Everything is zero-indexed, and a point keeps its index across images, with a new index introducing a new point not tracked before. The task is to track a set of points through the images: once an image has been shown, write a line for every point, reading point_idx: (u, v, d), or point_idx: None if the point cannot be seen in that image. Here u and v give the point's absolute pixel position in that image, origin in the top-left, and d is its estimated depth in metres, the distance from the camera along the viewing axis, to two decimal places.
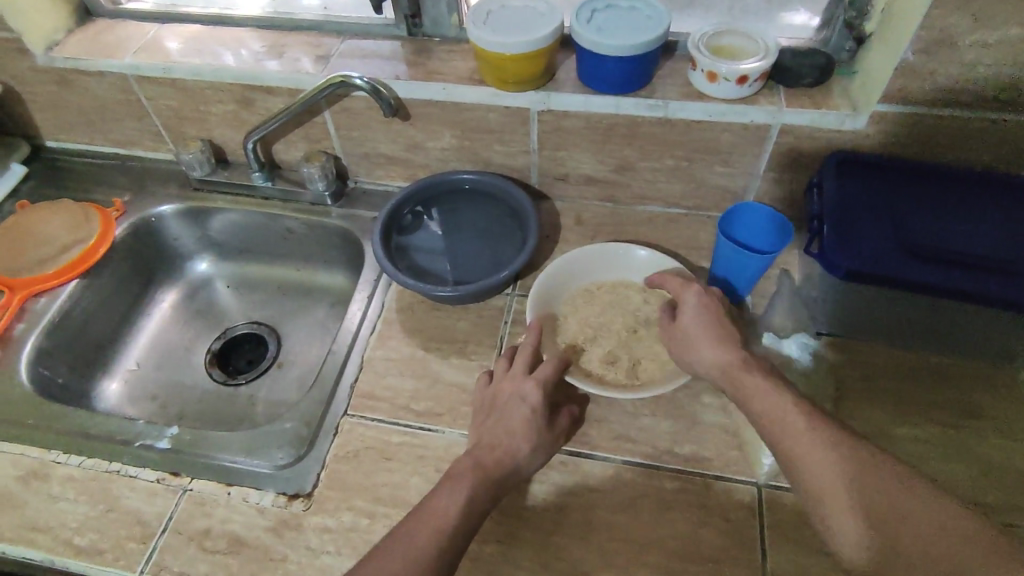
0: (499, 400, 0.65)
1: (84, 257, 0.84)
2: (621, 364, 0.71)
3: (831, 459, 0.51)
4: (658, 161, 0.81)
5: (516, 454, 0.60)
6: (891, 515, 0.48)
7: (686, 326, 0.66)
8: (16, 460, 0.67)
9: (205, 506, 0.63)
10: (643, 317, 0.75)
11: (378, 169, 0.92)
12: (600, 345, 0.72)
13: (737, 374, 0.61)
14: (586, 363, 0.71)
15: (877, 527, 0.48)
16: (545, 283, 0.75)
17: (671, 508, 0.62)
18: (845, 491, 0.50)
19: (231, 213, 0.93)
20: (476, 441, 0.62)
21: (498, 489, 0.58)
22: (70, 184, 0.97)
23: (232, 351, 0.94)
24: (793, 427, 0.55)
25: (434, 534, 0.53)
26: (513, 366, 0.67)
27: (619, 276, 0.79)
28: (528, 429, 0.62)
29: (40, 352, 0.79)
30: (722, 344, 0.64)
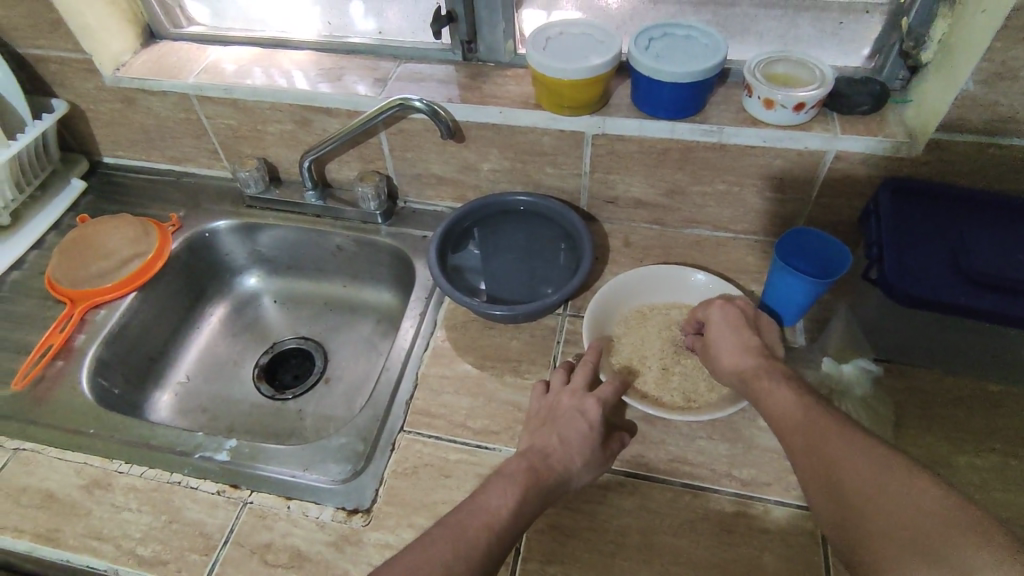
0: (556, 411, 0.65)
1: (142, 271, 0.86)
2: (677, 387, 0.71)
3: (841, 451, 0.52)
4: (710, 186, 0.82)
5: (569, 465, 0.60)
6: (900, 510, 0.46)
7: (717, 332, 0.69)
8: (80, 468, 0.68)
9: (265, 518, 0.64)
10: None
11: (428, 189, 0.93)
12: (655, 365, 0.73)
13: (767, 380, 0.62)
14: (642, 385, 0.71)
15: (875, 515, 0.47)
16: (600, 306, 0.76)
17: (733, 532, 0.61)
18: (851, 478, 0.50)
19: (281, 230, 0.95)
20: (529, 446, 0.62)
21: (545, 500, 0.58)
22: (127, 200, 0.99)
23: (279, 365, 0.95)
24: (803, 422, 0.56)
25: (486, 531, 0.53)
26: (572, 381, 0.67)
27: (671, 299, 0.80)
28: (581, 442, 0.61)
29: (99, 363, 0.80)
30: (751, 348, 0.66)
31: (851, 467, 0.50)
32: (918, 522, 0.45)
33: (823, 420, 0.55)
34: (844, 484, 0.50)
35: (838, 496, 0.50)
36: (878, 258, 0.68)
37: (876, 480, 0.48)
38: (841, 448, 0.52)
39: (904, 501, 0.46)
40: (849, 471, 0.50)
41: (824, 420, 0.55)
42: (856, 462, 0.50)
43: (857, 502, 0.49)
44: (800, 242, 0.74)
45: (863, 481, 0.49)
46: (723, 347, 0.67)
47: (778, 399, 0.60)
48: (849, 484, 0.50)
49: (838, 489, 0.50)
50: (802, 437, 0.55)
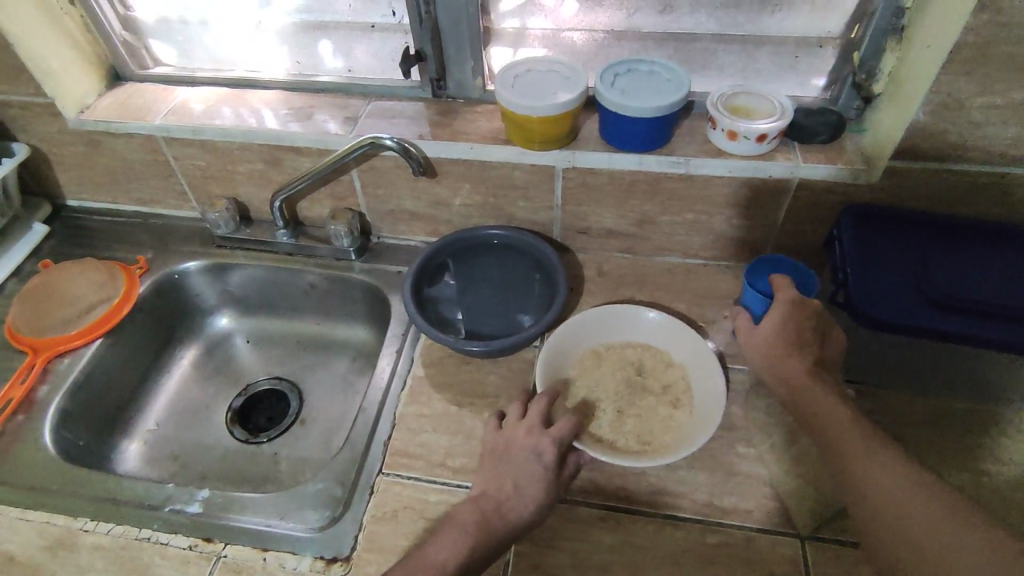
0: (512, 450, 0.64)
1: (109, 316, 0.84)
2: (630, 430, 0.69)
3: (860, 442, 0.56)
4: (678, 215, 0.83)
5: (520, 511, 0.60)
6: (905, 509, 0.51)
7: (760, 339, 0.68)
8: (42, 528, 0.65)
9: (241, 573, 0.62)
10: (653, 382, 0.75)
11: (401, 225, 0.93)
12: (610, 408, 0.71)
13: (806, 392, 0.62)
14: (596, 427, 0.70)
15: (886, 512, 0.52)
16: (554, 347, 0.75)
17: (716, 562, 0.61)
18: (861, 475, 0.55)
19: (251, 269, 0.94)
20: (480, 491, 0.61)
21: (495, 548, 0.58)
22: (92, 243, 0.97)
23: (253, 408, 0.93)
24: (828, 409, 0.60)
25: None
26: (526, 420, 0.65)
27: (627, 336, 0.79)
28: (534, 486, 0.61)
29: (63, 415, 0.77)
30: (792, 356, 0.65)
31: (923, 521, 0.50)
32: (929, 526, 0.49)
33: (841, 415, 0.59)
34: (911, 533, 0.50)
35: (900, 539, 0.50)
36: (844, 283, 0.70)
37: (897, 480, 0.53)
38: (912, 491, 0.51)
39: (908, 503, 0.51)
40: (920, 520, 0.50)
41: (846, 415, 0.59)
42: (931, 515, 0.50)
43: (927, 556, 0.48)
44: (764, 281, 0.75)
45: (935, 535, 0.49)
46: (765, 355, 0.67)
47: (841, 421, 0.59)
48: (914, 534, 0.50)
49: (866, 489, 0.54)
50: (861, 467, 0.55)
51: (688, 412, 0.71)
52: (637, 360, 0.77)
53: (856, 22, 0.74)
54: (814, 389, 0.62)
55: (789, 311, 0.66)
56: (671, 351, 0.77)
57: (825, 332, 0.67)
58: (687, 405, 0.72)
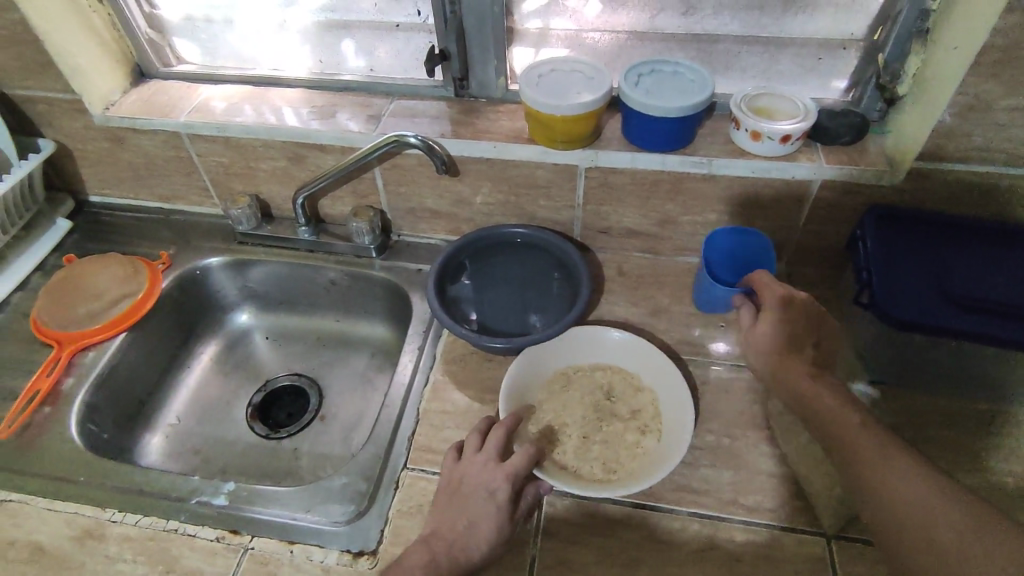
0: (465, 485, 0.62)
1: (131, 312, 0.84)
2: (596, 457, 0.69)
3: (868, 441, 0.55)
4: (700, 215, 0.84)
5: (472, 548, 0.58)
6: (916, 509, 0.49)
7: (759, 336, 0.68)
8: (71, 519, 0.66)
9: (268, 565, 0.62)
10: (621, 406, 0.74)
11: (421, 223, 0.93)
12: (575, 434, 0.71)
13: (808, 393, 0.62)
14: (560, 454, 0.69)
15: (897, 512, 0.50)
16: (522, 370, 0.74)
17: (742, 561, 0.61)
18: (871, 475, 0.53)
19: (272, 265, 0.95)
20: (432, 531, 0.60)
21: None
22: (114, 239, 0.98)
23: (272, 404, 0.93)
24: (835, 412, 0.59)
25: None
26: (482, 453, 0.64)
27: (595, 359, 0.79)
28: (488, 525, 0.59)
29: (88, 408, 0.78)
30: (789, 353, 0.66)
31: (944, 522, 0.47)
32: (942, 525, 0.47)
33: (846, 417, 0.58)
34: (932, 536, 0.47)
35: (921, 545, 0.48)
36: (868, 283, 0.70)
37: (907, 478, 0.51)
38: (931, 492, 0.49)
39: (919, 502, 0.49)
40: (939, 522, 0.48)
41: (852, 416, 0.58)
42: (951, 515, 0.47)
43: (950, 560, 0.46)
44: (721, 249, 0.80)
45: (956, 538, 0.46)
46: (757, 351, 0.68)
47: (852, 426, 0.57)
48: (936, 536, 0.47)
49: (876, 489, 0.52)
50: (875, 470, 0.53)
51: (656, 438, 0.71)
52: (605, 383, 0.77)
53: (879, 24, 0.75)
54: (818, 390, 0.61)
55: (783, 308, 0.67)
56: (640, 372, 0.77)
57: (819, 329, 0.68)
58: (656, 430, 0.71)
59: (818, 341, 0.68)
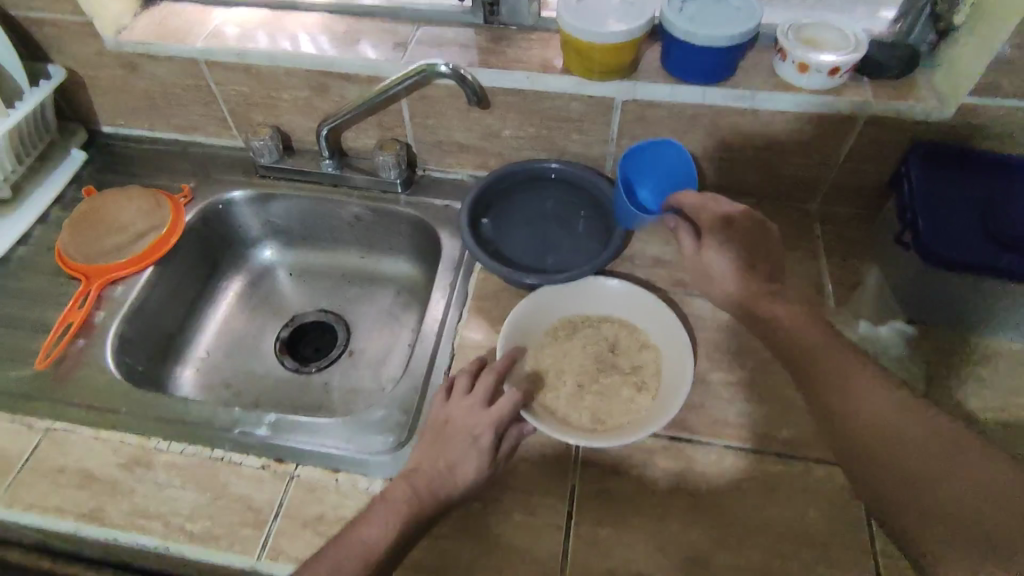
0: (451, 427, 0.63)
1: (156, 247, 0.83)
2: (588, 406, 0.69)
3: (852, 378, 0.59)
4: (737, 152, 0.82)
5: (453, 487, 0.59)
6: (900, 442, 0.55)
7: (710, 261, 0.71)
8: (117, 446, 0.67)
9: (315, 491, 0.64)
10: (623, 359, 0.73)
11: (447, 157, 0.91)
12: (571, 381, 0.71)
13: (787, 324, 0.65)
14: (552, 403, 0.69)
15: (885, 445, 0.55)
16: (525, 312, 0.74)
17: (775, 490, 0.63)
18: (856, 411, 0.58)
19: (295, 199, 0.93)
20: (414, 467, 0.61)
21: (431, 519, 0.58)
22: (132, 172, 0.95)
23: (299, 339, 0.94)
24: (816, 348, 0.63)
25: (359, 560, 0.54)
26: (469, 397, 0.64)
27: (602, 311, 0.78)
28: (468, 465, 0.60)
29: (122, 340, 0.78)
30: (741, 271, 0.69)
31: (910, 444, 0.54)
32: (924, 455, 0.53)
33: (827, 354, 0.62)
34: (899, 458, 0.54)
35: (888, 464, 0.55)
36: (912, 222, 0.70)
37: (890, 411, 0.56)
38: (898, 417, 0.56)
39: (903, 436, 0.55)
40: (908, 450, 0.54)
41: (833, 352, 0.62)
42: (916, 438, 0.54)
43: (913, 478, 0.53)
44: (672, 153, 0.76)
45: (918, 457, 0.53)
46: (707, 273, 0.71)
47: (829, 353, 0.62)
48: (902, 458, 0.54)
49: (862, 424, 0.57)
50: (849, 397, 0.58)
51: (652, 393, 0.70)
52: (612, 336, 0.75)
53: None
54: (793, 324, 0.65)
55: (723, 228, 0.70)
56: (644, 326, 0.76)
57: (766, 241, 0.71)
58: (652, 387, 0.70)
59: (767, 254, 0.70)
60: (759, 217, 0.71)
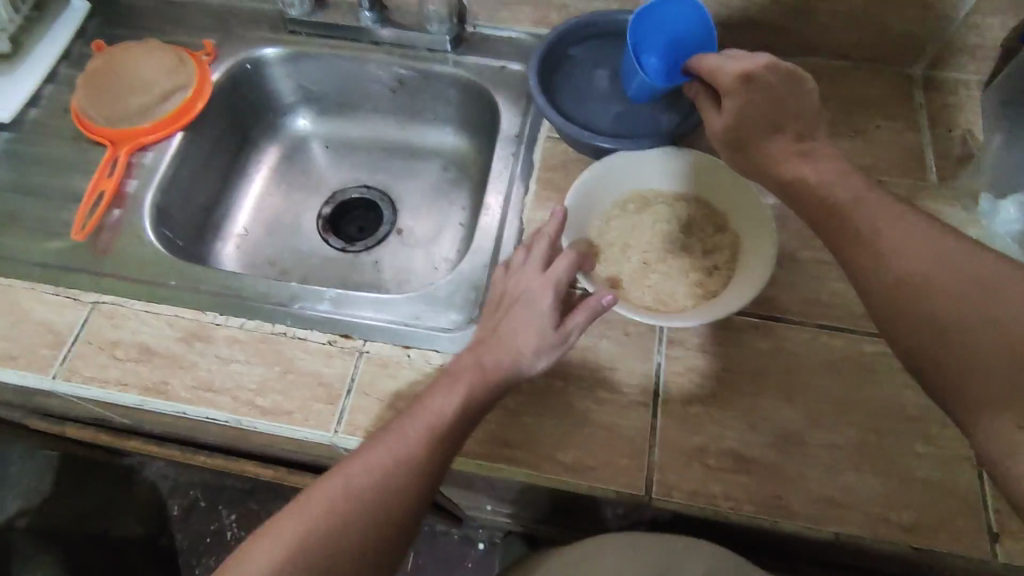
0: (508, 296, 0.58)
1: (183, 109, 0.75)
2: (652, 286, 0.63)
3: (898, 225, 0.50)
4: (844, 1, 0.71)
5: (518, 356, 0.54)
6: (943, 289, 0.46)
7: (736, 127, 0.59)
8: (172, 321, 0.63)
9: (387, 367, 0.60)
10: (695, 242, 0.65)
11: (504, 9, 0.80)
12: (637, 258, 0.64)
13: (829, 185, 0.55)
14: (616, 279, 0.63)
15: (923, 300, 0.47)
16: (597, 176, 0.65)
17: (871, 370, 0.60)
18: (897, 263, 0.49)
19: (330, 58, 0.83)
20: (478, 339, 0.56)
21: (500, 391, 0.53)
22: (143, 25, 0.84)
23: (342, 217, 0.88)
24: (852, 198, 0.53)
25: (428, 436, 0.50)
26: (529, 261, 0.59)
27: (674, 189, 0.68)
28: (532, 329, 0.55)
29: (160, 211, 0.72)
30: (766, 137, 0.58)
31: (944, 286, 0.46)
32: (964, 302, 0.45)
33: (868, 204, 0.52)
34: (930, 304, 0.46)
35: (917, 314, 0.47)
36: None
37: (935, 261, 0.48)
38: (928, 256, 0.48)
39: (946, 286, 0.46)
40: (949, 297, 0.46)
41: (875, 200, 0.53)
42: (953, 280, 0.46)
43: (946, 325, 0.46)
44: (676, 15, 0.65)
45: (957, 301, 0.46)
46: (733, 146, 0.60)
47: (867, 202, 0.53)
48: (935, 304, 0.46)
49: (897, 276, 0.48)
50: (873, 243, 0.51)
51: (723, 281, 0.62)
52: (685, 218, 0.67)
53: None
54: (834, 183, 0.55)
55: (745, 89, 0.58)
56: (720, 206, 0.67)
57: (794, 95, 0.58)
58: (726, 272, 0.63)
59: (797, 109, 0.58)
60: (787, 66, 0.58)
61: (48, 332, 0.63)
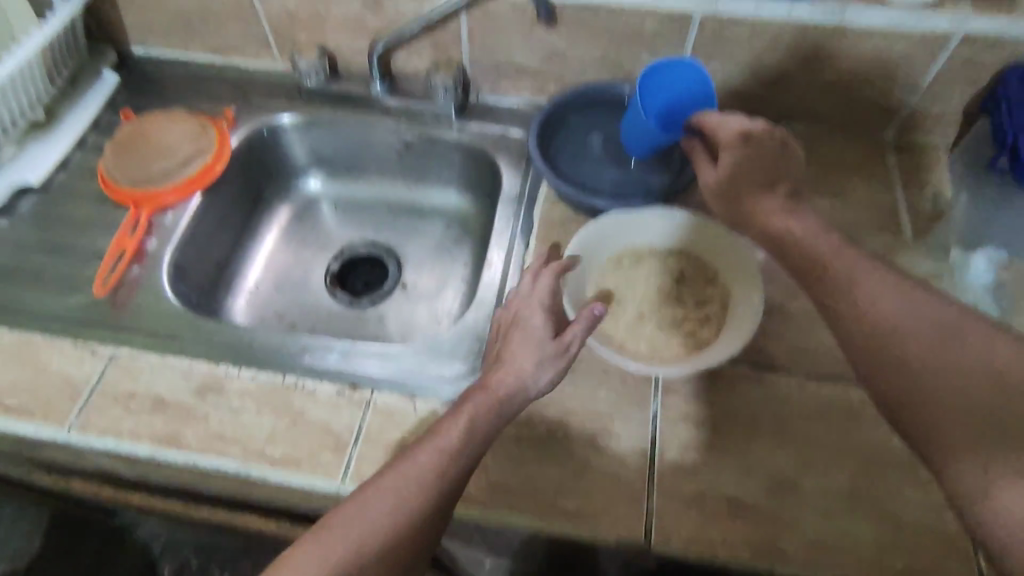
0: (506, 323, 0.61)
1: (204, 172, 0.80)
2: (646, 336, 0.66)
3: (873, 276, 0.54)
4: (817, 73, 0.78)
5: (520, 374, 0.56)
6: (916, 337, 0.50)
7: (727, 180, 0.63)
8: (186, 374, 0.65)
9: (394, 417, 0.62)
10: (687, 294, 0.69)
11: (505, 81, 0.86)
12: (632, 310, 0.67)
13: (812, 237, 0.59)
14: (611, 329, 0.66)
15: (900, 345, 0.51)
16: (591, 235, 0.69)
17: (860, 417, 0.62)
18: (875, 311, 0.53)
19: (343, 125, 0.89)
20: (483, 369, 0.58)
21: (506, 411, 0.55)
22: (168, 95, 0.90)
23: (349, 272, 0.92)
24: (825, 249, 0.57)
25: (432, 464, 0.51)
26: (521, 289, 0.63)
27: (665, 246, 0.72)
28: (532, 346, 0.57)
29: (177, 268, 0.76)
30: (756, 192, 0.62)
31: (915, 334, 0.51)
32: (938, 349, 0.49)
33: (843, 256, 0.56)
34: (905, 353, 0.50)
35: (892, 360, 0.51)
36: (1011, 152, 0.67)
37: (909, 312, 0.52)
38: (903, 307, 0.52)
39: (920, 335, 0.50)
40: (925, 344, 0.50)
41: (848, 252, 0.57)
42: (922, 328, 0.51)
43: (919, 372, 0.49)
44: (689, 78, 0.68)
45: (927, 350, 0.50)
46: (725, 197, 0.64)
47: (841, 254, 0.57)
48: (909, 351, 0.50)
49: (875, 323, 0.52)
50: (851, 291, 0.54)
51: (715, 331, 0.65)
52: (677, 272, 0.70)
53: None
54: (813, 233, 0.59)
55: (742, 144, 0.62)
56: (709, 261, 0.71)
57: (786, 160, 0.63)
58: (717, 323, 0.66)
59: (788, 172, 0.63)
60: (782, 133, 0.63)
61: (65, 386, 0.65)
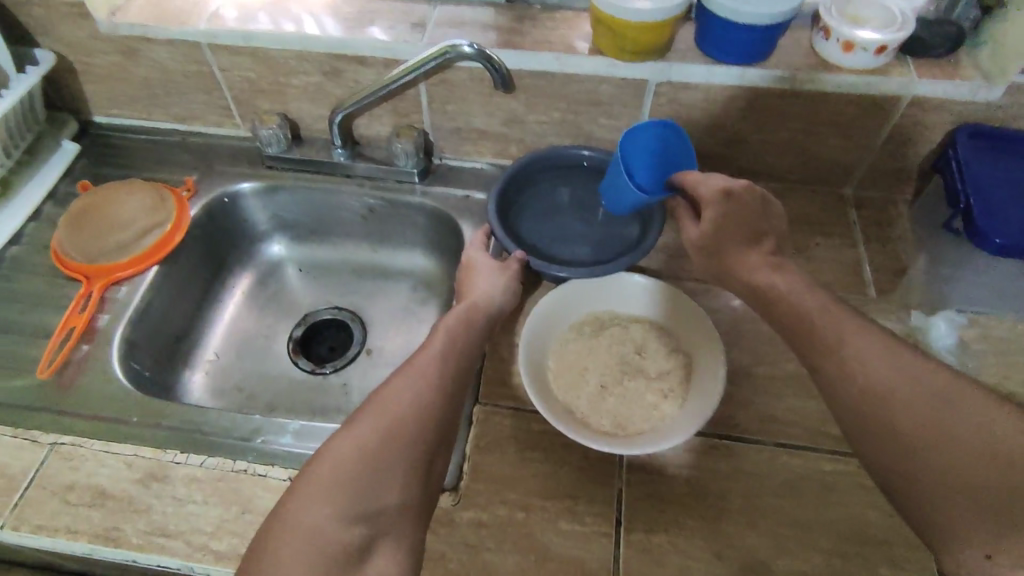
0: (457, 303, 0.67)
1: (162, 243, 0.79)
2: (609, 410, 0.64)
3: (861, 339, 0.53)
4: (774, 134, 0.78)
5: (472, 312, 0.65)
6: (905, 404, 0.49)
7: (713, 239, 0.64)
8: (131, 462, 0.63)
9: None
10: (649, 364, 0.67)
11: (467, 144, 0.86)
12: (594, 381, 0.66)
13: (796, 299, 0.58)
14: (573, 401, 0.64)
15: (889, 411, 0.49)
16: (549, 306, 0.69)
17: (830, 489, 0.60)
18: (863, 377, 0.51)
19: (305, 191, 0.88)
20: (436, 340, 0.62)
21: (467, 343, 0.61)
22: (128, 164, 0.90)
23: (312, 339, 0.90)
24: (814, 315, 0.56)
25: (386, 421, 0.52)
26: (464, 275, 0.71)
27: (626, 313, 0.72)
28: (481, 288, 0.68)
29: (129, 344, 0.74)
30: (741, 251, 0.63)
31: (903, 402, 0.49)
32: (929, 418, 0.47)
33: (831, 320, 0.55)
34: (895, 420, 0.49)
35: (881, 428, 0.49)
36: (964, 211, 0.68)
37: (899, 378, 0.50)
38: (893, 373, 0.50)
39: (910, 403, 0.48)
40: (914, 412, 0.48)
41: (841, 316, 0.55)
42: (912, 395, 0.49)
43: (908, 441, 0.48)
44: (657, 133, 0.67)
45: (916, 417, 0.48)
46: (708, 253, 0.65)
47: (826, 318, 0.56)
48: (899, 418, 0.49)
49: (865, 387, 0.51)
50: (839, 354, 0.53)
51: (677, 404, 0.63)
52: (639, 340, 0.69)
53: None
54: (804, 296, 0.58)
55: (724, 204, 0.62)
56: (672, 327, 0.70)
57: (766, 217, 0.64)
58: (679, 396, 0.64)
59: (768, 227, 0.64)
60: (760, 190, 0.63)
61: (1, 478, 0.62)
